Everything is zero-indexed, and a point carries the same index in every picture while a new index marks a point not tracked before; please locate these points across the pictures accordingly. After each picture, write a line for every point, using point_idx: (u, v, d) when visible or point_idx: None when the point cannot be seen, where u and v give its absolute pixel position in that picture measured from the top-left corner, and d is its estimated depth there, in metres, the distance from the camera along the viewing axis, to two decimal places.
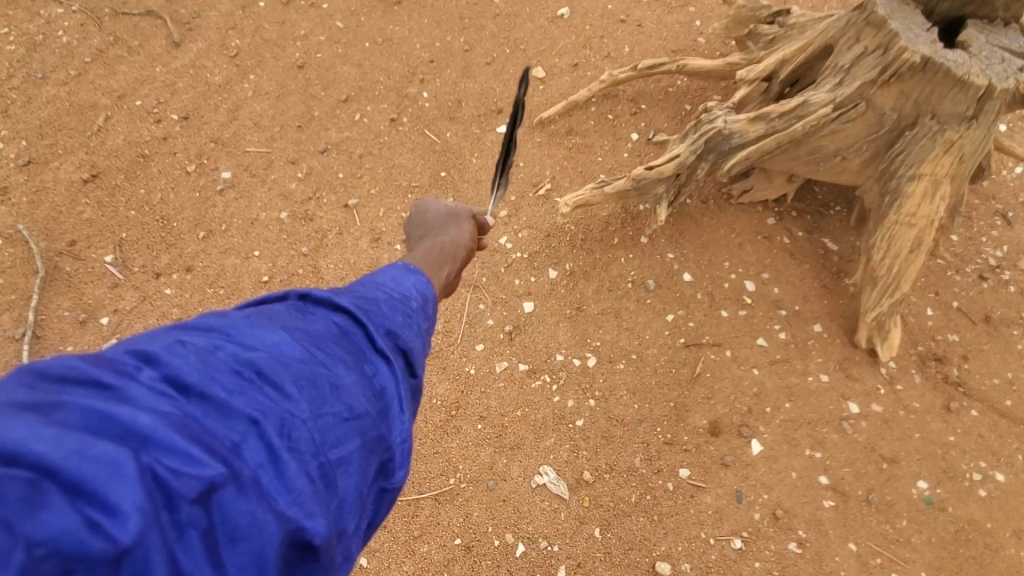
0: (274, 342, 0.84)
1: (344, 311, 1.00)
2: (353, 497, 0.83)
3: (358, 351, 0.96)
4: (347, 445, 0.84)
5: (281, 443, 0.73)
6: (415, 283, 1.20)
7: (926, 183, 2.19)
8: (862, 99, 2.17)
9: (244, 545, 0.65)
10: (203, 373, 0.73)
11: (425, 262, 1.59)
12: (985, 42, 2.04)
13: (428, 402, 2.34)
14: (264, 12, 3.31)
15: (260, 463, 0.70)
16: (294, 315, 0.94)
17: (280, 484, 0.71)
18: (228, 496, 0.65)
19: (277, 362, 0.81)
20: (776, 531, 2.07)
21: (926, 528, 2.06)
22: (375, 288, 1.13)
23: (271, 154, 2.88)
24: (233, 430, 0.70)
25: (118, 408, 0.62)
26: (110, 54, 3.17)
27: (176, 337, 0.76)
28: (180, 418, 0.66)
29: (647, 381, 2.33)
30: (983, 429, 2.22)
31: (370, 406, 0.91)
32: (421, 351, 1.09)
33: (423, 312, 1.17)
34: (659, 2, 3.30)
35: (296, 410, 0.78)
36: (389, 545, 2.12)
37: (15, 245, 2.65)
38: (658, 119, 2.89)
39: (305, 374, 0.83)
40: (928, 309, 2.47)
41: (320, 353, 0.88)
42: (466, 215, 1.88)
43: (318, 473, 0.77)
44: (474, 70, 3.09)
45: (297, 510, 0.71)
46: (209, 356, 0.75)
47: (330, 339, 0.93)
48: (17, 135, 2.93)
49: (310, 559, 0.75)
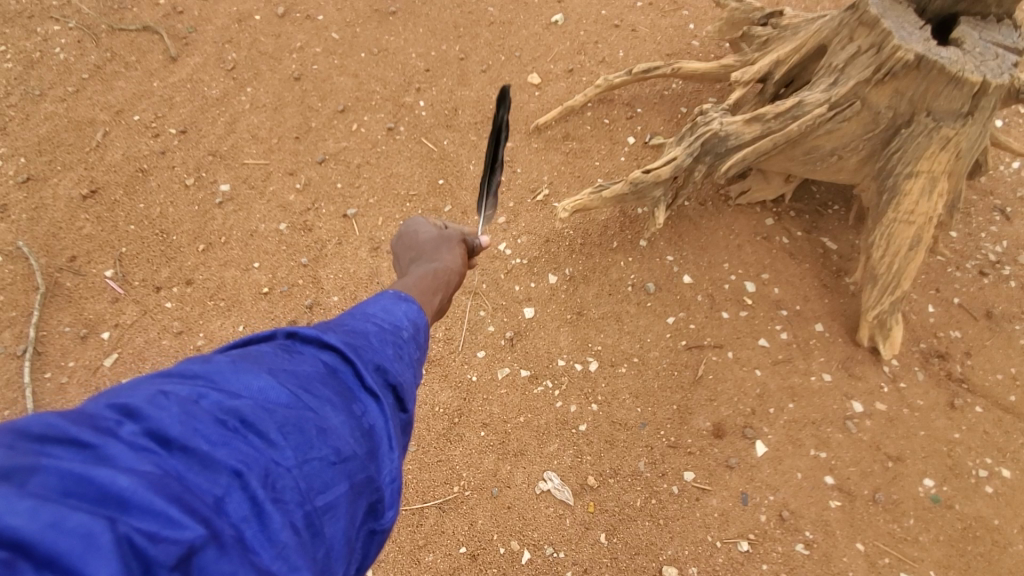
0: (259, 387, 0.84)
1: (331, 348, 1.00)
2: (341, 542, 0.83)
3: (347, 390, 0.96)
4: (334, 490, 0.83)
5: (265, 495, 0.73)
6: (406, 313, 1.22)
7: (924, 180, 2.18)
8: (857, 99, 2.17)
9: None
10: (186, 425, 0.72)
11: (418, 288, 1.58)
12: (978, 39, 2.05)
13: (430, 410, 2.34)
14: (260, 25, 3.33)
15: (242, 517, 0.70)
16: (281, 356, 0.94)
17: (263, 538, 0.71)
18: (209, 558, 0.64)
19: (261, 409, 0.81)
20: (782, 533, 2.06)
21: (934, 526, 2.05)
22: (364, 320, 1.14)
23: (269, 166, 2.89)
24: (215, 484, 0.70)
25: (97, 471, 0.61)
26: (107, 71, 3.18)
27: (159, 388, 0.76)
28: (161, 477, 0.65)
29: (649, 385, 2.32)
30: (988, 425, 2.21)
31: (359, 447, 0.91)
32: (411, 386, 1.10)
33: (413, 341, 1.18)
34: (652, 7, 3.32)
35: (280, 458, 0.78)
36: (394, 554, 2.11)
37: (15, 262, 2.66)
38: (654, 122, 2.90)
39: (290, 420, 0.83)
40: (929, 306, 2.46)
41: (306, 396, 0.88)
42: (457, 238, 1.89)
43: (304, 523, 0.77)
44: (469, 78, 3.11)
45: (281, 563, 0.71)
46: (191, 407, 0.75)
47: (317, 379, 0.93)
48: (15, 152, 2.94)
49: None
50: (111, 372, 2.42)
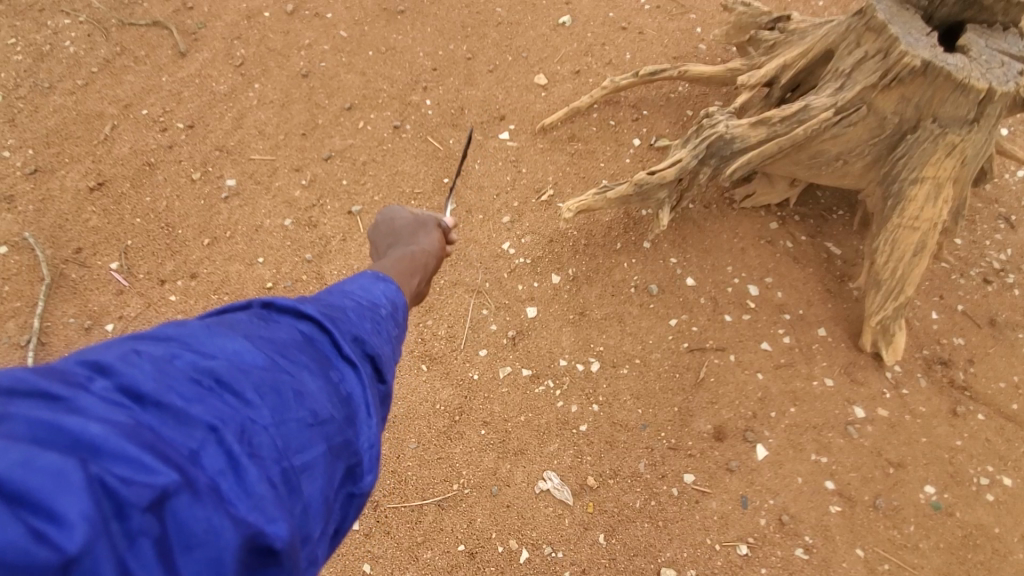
0: (235, 350, 0.85)
1: (309, 318, 1.02)
2: (317, 502, 0.84)
3: (324, 358, 0.99)
4: (311, 450, 0.85)
5: (241, 449, 0.74)
6: (384, 291, 1.25)
7: (929, 186, 2.18)
8: (863, 104, 2.17)
9: (199, 552, 0.64)
10: (159, 382, 0.73)
11: (396, 270, 1.60)
12: (985, 46, 2.05)
13: (431, 407, 2.34)
14: (268, 22, 3.35)
15: (218, 470, 0.70)
16: (257, 324, 0.95)
17: (240, 490, 0.70)
18: (182, 503, 0.64)
19: (237, 370, 0.82)
20: (782, 537, 2.05)
21: (934, 534, 2.04)
22: (342, 296, 1.16)
23: (275, 162, 2.90)
24: (190, 439, 0.70)
25: (68, 419, 0.61)
26: (116, 65, 3.20)
27: (132, 348, 0.76)
28: (134, 427, 0.65)
29: (651, 387, 2.32)
30: (990, 433, 2.21)
31: (336, 412, 0.93)
32: (388, 357, 1.13)
33: (392, 318, 1.21)
34: (659, 10, 3.32)
35: (256, 416, 0.79)
36: (392, 551, 2.11)
37: (21, 253, 2.67)
38: (660, 125, 2.90)
39: (266, 381, 0.84)
40: (933, 312, 2.45)
41: (282, 361, 0.90)
42: (432, 222, 1.89)
43: (280, 478, 0.78)
44: (476, 78, 3.12)
45: (257, 515, 0.71)
46: (165, 366, 0.76)
47: (294, 346, 0.95)
48: (24, 144, 2.96)
49: (271, 564, 0.73)
50: None
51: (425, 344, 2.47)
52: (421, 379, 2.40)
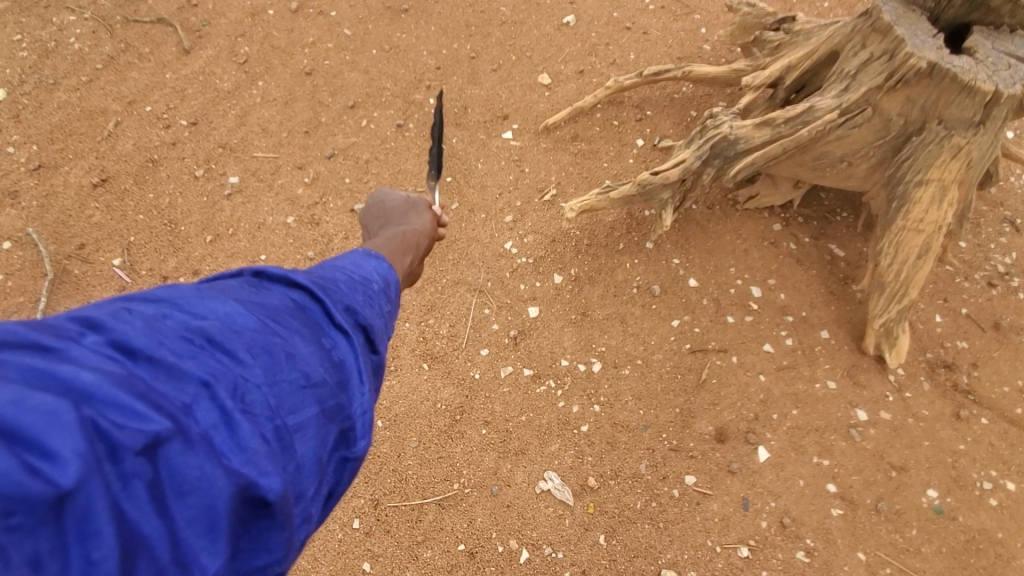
0: (225, 312, 0.82)
1: (300, 287, 1.00)
2: (310, 462, 0.84)
3: (316, 325, 0.96)
4: (303, 411, 0.84)
5: (234, 405, 0.73)
6: (376, 268, 1.21)
7: (934, 188, 2.17)
8: (868, 105, 2.16)
9: (192, 498, 0.65)
10: (151, 338, 0.72)
11: (389, 248, 1.59)
12: (991, 49, 2.04)
13: (432, 406, 2.34)
14: (272, 20, 3.35)
15: (211, 424, 0.70)
16: (248, 289, 0.94)
17: (232, 444, 0.71)
18: (175, 451, 0.65)
19: (228, 330, 0.80)
20: (783, 540, 2.05)
21: (936, 538, 2.03)
22: (334, 270, 1.13)
23: (278, 160, 2.90)
24: (183, 392, 0.70)
25: (59, 367, 0.61)
26: (120, 61, 3.20)
27: (122, 305, 0.75)
28: (126, 377, 0.65)
29: (652, 388, 2.32)
30: (993, 437, 2.19)
31: (329, 376, 0.91)
32: (381, 330, 1.11)
33: (384, 294, 1.18)
34: (664, 10, 3.32)
35: (249, 374, 0.78)
36: (392, 549, 2.11)
37: (24, 249, 2.67)
38: (663, 125, 2.89)
39: (258, 342, 0.82)
40: (937, 316, 2.44)
41: (274, 324, 0.88)
42: (423, 204, 1.88)
43: (273, 436, 0.77)
44: (480, 77, 3.11)
45: (249, 468, 0.71)
46: (156, 323, 0.74)
47: (286, 311, 0.93)
48: (28, 140, 2.97)
49: (263, 515, 0.74)
50: None
51: (427, 343, 2.46)
52: (422, 378, 2.39)
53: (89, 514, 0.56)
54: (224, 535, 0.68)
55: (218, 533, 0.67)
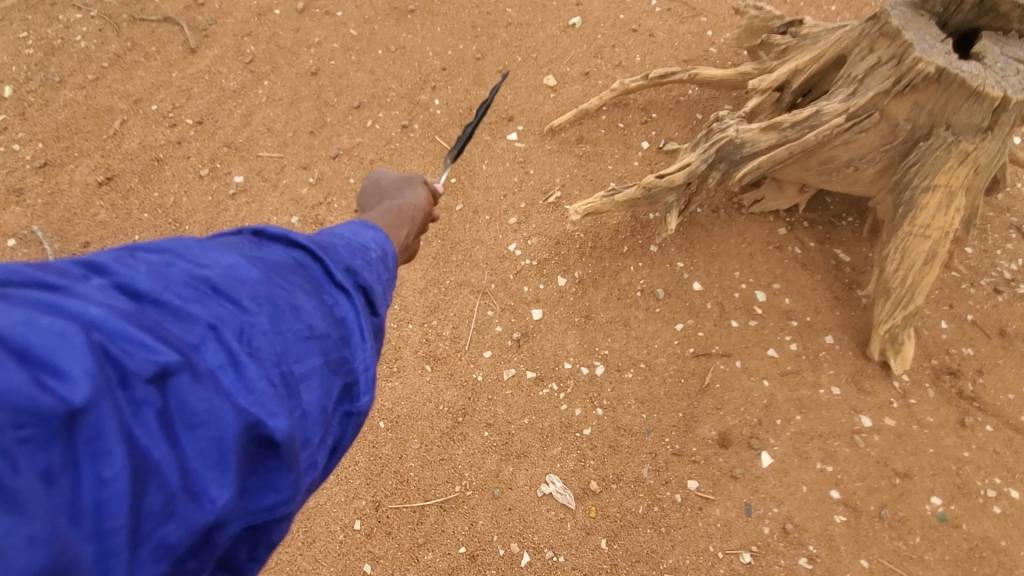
0: (228, 263, 0.82)
1: (301, 246, 1.00)
2: (315, 411, 0.83)
3: (317, 283, 0.96)
4: (308, 361, 0.84)
5: (240, 347, 0.73)
6: (373, 237, 1.19)
7: (941, 195, 2.16)
8: (875, 110, 2.15)
9: (202, 431, 0.65)
10: (156, 281, 0.72)
11: (384, 220, 1.61)
12: (1000, 54, 2.02)
13: (435, 408, 2.33)
14: (279, 19, 3.34)
15: (218, 364, 0.70)
16: (250, 246, 0.94)
17: (240, 384, 0.70)
18: (184, 384, 0.65)
19: (232, 279, 0.80)
20: (785, 546, 2.04)
21: (939, 545, 2.02)
22: (333, 236, 1.13)
23: (283, 159, 2.90)
24: (190, 332, 0.70)
25: (67, 299, 0.61)
26: (127, 60, 3.21)
27: (127, 252, 0.75)
28: (133, 312, 0.66)
29: (656, 392, 2.31)
30: (998, 445, 2.18)
31: (331, 330, 0.91)
32: (382, 294, 1.11)
33: (382, 263, 1.16)
34: (670, 13, 3.31)
35: (254, 321, 0.78)
36: (393, 551, 2.10)
37: (29, 247, 2.69)
38: (669, 127, 2.88)
39: (262, 292, 0.82)
40: (942, 322, 2.43)
41: (277, 279, 0.88)
42: (419, 180, 1.88)
43: (279, 380, 0.77)
44: (485, 79, 3.11)
45: (257, 407, 0.71)
46: (161, 269, 0.75)
47: (287, 268, 0.93)
48: (34, 138, 2.97)
49: (271, 456, 0.74)
50: None
51: (430, 344, 2.46)
52: (425, 380, 2.39)
53: (99, 433, 0.56)
54: (232, 470, 0.67)
55: (227, 467, 0.66)
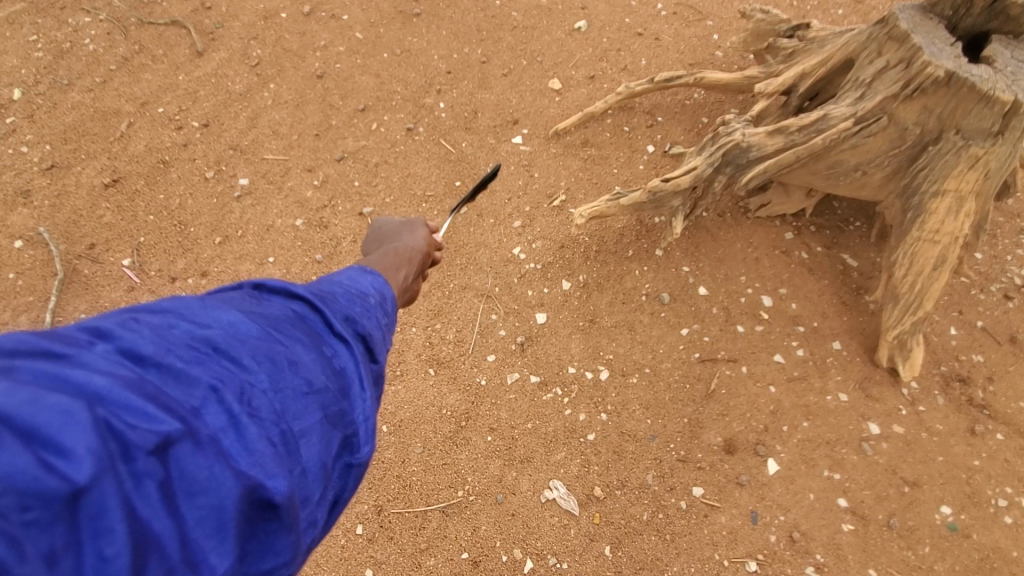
0: (229, 321, 0.83)
1: (300, 298, 1.00)
2: (316, 467, 0.83)
3: (316, 334, 0.97)
4: (308, 418, 0.84)
5: (241, 409, 0.73)
6: (372, 282, 1.21)
7: (950, 199, 2.13)
8: (883, 115, 2.13)
9: (202, 499, 0.64)
10: (159, 345, 0.72)
11: (381, 264, 1.61)
12: (1010, 58, 2.00)
13: (438, 412, 2.32)
14: (285, 23, 3.36)
15: (219, 427, 0.70)
16: (250, 301, 0.94)
17: (240, 446, 0.70)
18: (185, 451, 0.65)
19: (232, 338, 0.80)
20: (792, 555, 2.01)
21: (950, 556, 1.99)
22: (332, 283, 1.14)
23: (288, 162, 2.91)
24: (192, 397, 0.69)
25: (73, 371, 0.61)
26: (134, 63, 3.23)
27: (129, 315, 0.75)
28: (137, 380, 0.65)
29: (660, 397, 2.29)
30: (1009, 454, 2.15)
31: (331, 383, 0.91)
32: (381, 339, 1.11)
33: (381, 307, 1.17)
34: (676, 16, 3.30)
35: (254, 380, 0.78)
36: (394, 557, 2.09)
37: (35, 248, 2.69)
38: (675, 132, 2.87)
39: (263, 350, 0.82)
40: (952, 328, 2.40)
41: (276, 333, 0.88)
42: (421, 223, 1.89)
43: (279, 439, 0.77)
44: (490, 82, 3.11)
45: (258, 469, 0.70)
46: (164, 331, 0.74)
47: (287, 321, 0.93)
48: (41, 140, 2.99)
49: (271, 518, 0.73)
50: None
51: (433, 348, 2.45)
52: (428, 384, 2.38)
53: (101, 511, 0.55)
54: (232, 536, 0.67)
55: (227, 534, 0.66)
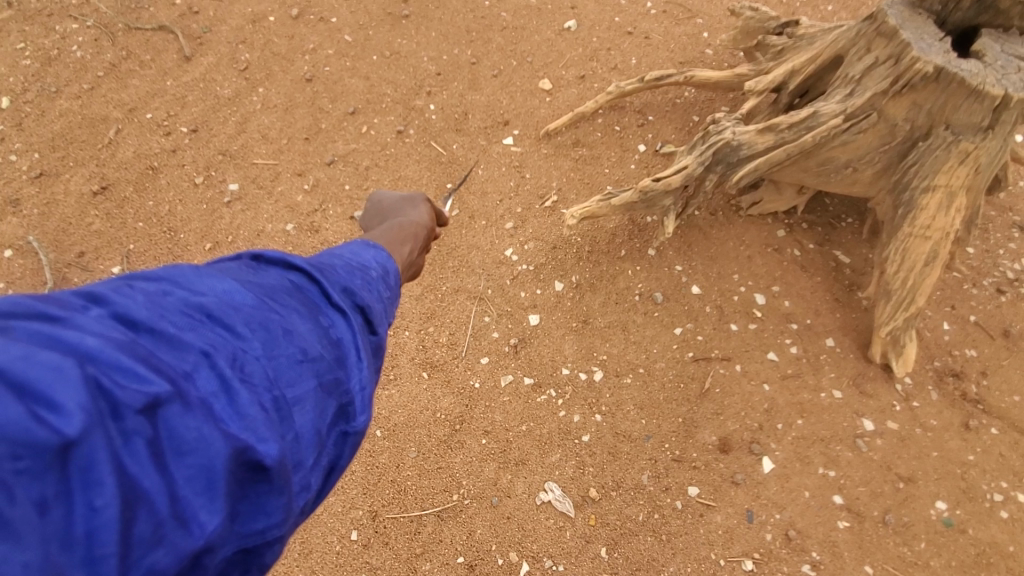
0: (225, 289, 0.82)
1: (298, 268, 0.99)
2: (309, 433, 0.82)
3: (313, 304, 0.96)
4: (302, 385, 0.83)
5: (233, 373, 0.72)
6: (374, 256, 1.20)
7: (941, 195, 2.12)
8: (873, 111, 2.13)
9: (191, 458, 0.64)
10: (153, 311, 0.72)
11: (386, 239, 1.60)
12: (1000, 52, 2.00)
13: (432, 416, 2.31)
14: (273, 26, 3.34)
15: (211, 392, 0.69)
16: (246, 270, 0.93)
17: (232, 411, 0.69)
18: (176, 413, 0.64)
19: (227, 305, 0.80)
20: (789, 553, 2.01)
21: (946, 551, 1.98)
22: (332, 256, 1.13)
23: (278, 166, 2.89)
24: (184, 361, 0.69)
25: (65, 332, 0.61)
26: (122, 69, 3.21)
27: (124, 282, 0.75)
28: (129, 342, 0.66)
29: (655, 397, 2.28)
30: (1004, 448, 2.15)
31: (327, 352, 0.90)
32: (381, 312, 1.10)
33: (383, 281, 1.17)
34: (666, 15, 3.30)
35: (248, 346, 0.77)
36: (391, 562, 2.08)
37: (25, 257, 2.67)
38: (666, 130, 2.86)
39: (257, 318, 0.82)
40: (945, 323, 2.40)
41: (272, 303, 0.87)
42: (423, 197, 1.89)
43: (271, 405, 0.76)
44: (480, 83, 3.10)
45: (249, 433, 0.70)
46: (158, 298, 0.74)
47: (284, 291, 0.92)
48: (30, 148, 2.97)
49: (262, 480, 0.72)
50: None
51: (427, 351, 2.44)
52: (422, 387, 2.37)
53: (91, 464, 0.55)
54: (222, 494, 0.66)
55: (217, 493, 0.65)
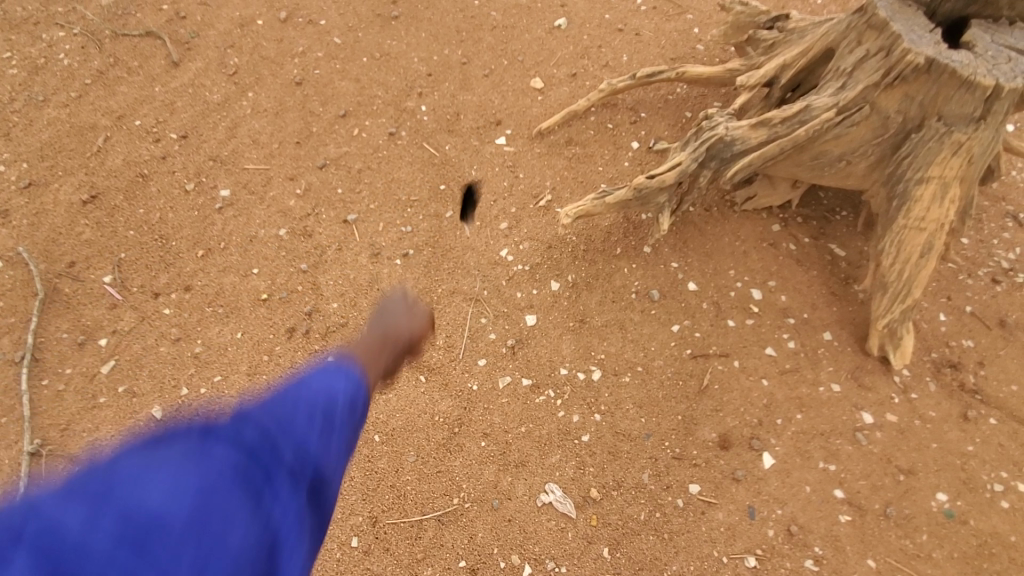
0: (163, 483, 0.78)
1: (250, 435, 0.91)
2: None
3: (263, 477, 0.88)
4: None
5: None
6: (349, 385, 1.07)
7: (935, 186, 2.12)
8: (866, 103, 2.12)
9: None
10: (81, 529, 0.70)
11: None
12: (990, 42, 2.00)
13: (430, 419, 2.30)
14: (262, 30, 3.32)
15: None
16: (202, 442, 0.87)
17: None
18: None
19: (164, 505, 0.76)
20: (791, 548, 2.00)
21: (948, 543, 1.98)
22: (299, 390, 1.01)
23: (269, 171, 2.87)
24: None
25: None
26: (109, 76, 3.18)
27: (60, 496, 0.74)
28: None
29: (654, 395, 2.27)
30: (1003, 438, 2.15)
31: (268, 541, 0.84)
32: (342, 465, 1.00)
33: (352, 423, 1.04)
34: (656, 11, 3.29)
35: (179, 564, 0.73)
36: (392, 568, 2.06)
37: (15, 268, 2.63)
38: (659, 127, 2.86)
39: (195, 519, 0.77)
40: (941, 314, 2.40)
41: (216, 488, 0.81)
42: None
43: None
44: (471, 83, 3.08)
45: None
46: (88, 509, 0.73)
47: (231, 468, 0.85)
48: (18, 158, 2.93)
49: None
50: (108, 379, 2.37)
51: (423, 354, 2.42)
52: (419, 391, 2.35)
53: None
54: None
55: None
